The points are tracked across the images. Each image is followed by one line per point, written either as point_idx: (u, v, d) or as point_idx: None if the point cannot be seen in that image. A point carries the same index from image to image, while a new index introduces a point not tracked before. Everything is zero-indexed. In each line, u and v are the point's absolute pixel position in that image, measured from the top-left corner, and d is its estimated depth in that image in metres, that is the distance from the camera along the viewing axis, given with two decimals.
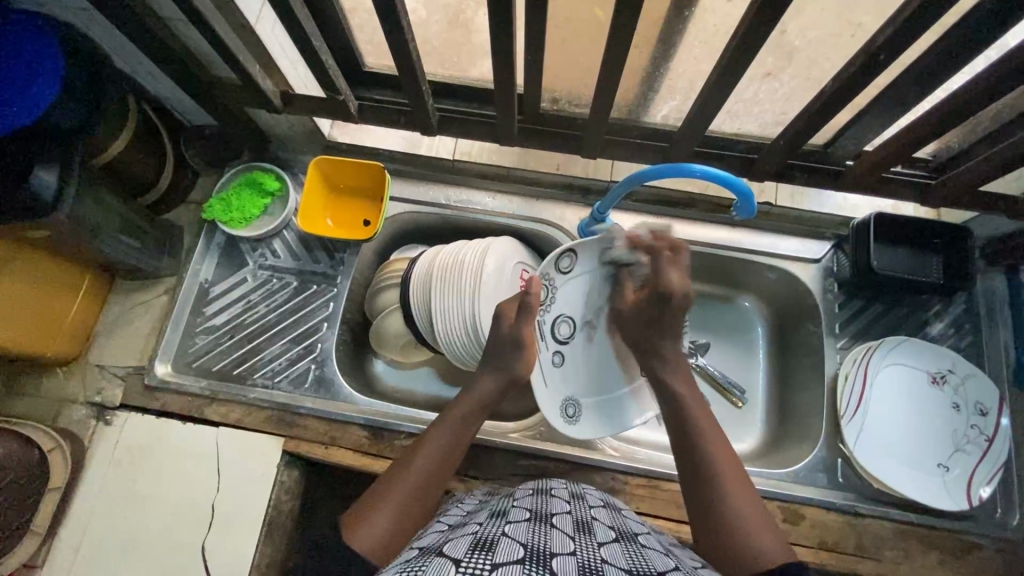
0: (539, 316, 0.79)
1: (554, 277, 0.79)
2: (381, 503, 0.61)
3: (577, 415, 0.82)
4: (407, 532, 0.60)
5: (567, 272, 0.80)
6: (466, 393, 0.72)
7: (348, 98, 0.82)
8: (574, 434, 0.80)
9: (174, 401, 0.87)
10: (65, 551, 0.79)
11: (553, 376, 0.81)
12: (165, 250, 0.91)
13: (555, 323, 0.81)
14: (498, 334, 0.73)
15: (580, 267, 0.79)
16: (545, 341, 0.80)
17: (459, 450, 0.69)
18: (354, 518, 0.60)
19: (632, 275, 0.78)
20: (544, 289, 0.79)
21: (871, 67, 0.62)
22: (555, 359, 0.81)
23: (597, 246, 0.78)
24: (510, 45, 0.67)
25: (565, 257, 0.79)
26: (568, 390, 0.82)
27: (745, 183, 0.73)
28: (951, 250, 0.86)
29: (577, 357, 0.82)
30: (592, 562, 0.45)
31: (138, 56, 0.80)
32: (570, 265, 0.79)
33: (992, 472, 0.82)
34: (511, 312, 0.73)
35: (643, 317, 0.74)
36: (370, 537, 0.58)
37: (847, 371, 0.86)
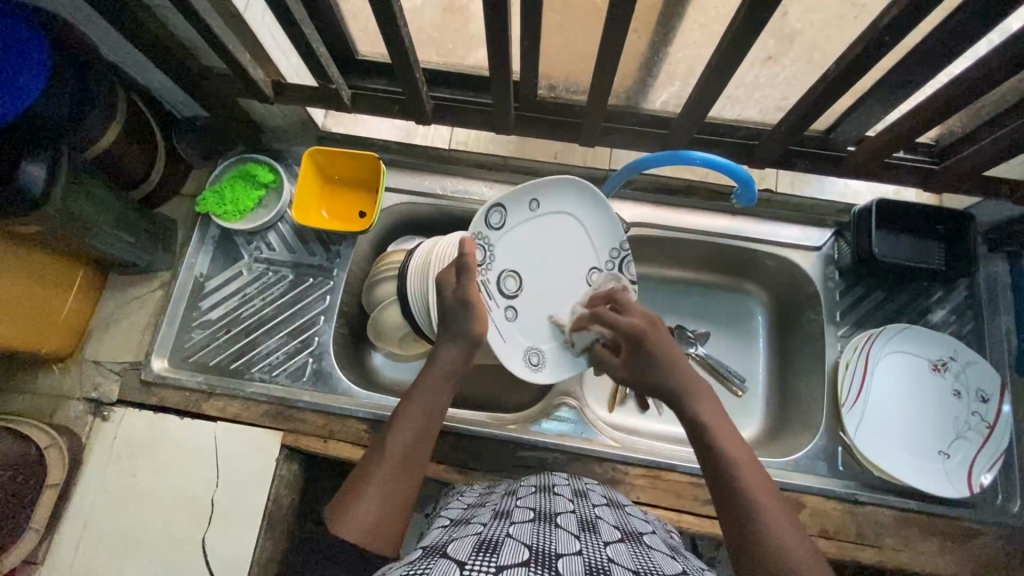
0: (481, 276, 0.73)
1: (488, 235, 0.73)
2: (364, 487, 0.59)
3: (543, 363, 0.77)
4: (396, 510, 0.59)
5: (500, 228, 0.74)
6: (430, 363, 0.67)
7: (340, 86, 0.80)
8: (540, 381, 0.76)
9: (171, 396, 0.86)
10: (66, 548, 0.79)
11: (511, 330, 0.75)
12: (160, 243, 0.90)
13: (500, 280, 0.75)
14: (442, 302, 0.67)
15: (512, 220, 0.75)
16: (493, 298, 0.74)
17: (438, 419, 0.65)
18: (338, 505, 0.58)
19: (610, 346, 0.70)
20: (479, 249, 0.73)
21: (875, 49, 0.61)
22: (508, 314, 0.75)
23: (527, 194, 0.74)
24: (506, 31, 0.65)
25: (494, 212, 0.73)
26: (529, 338, 0.77)
27: (746, 169, 0.72)
28: (953, 235, 0.85)
29: (533, 306, 0.76)
30: (598, 563, 0.45)
31: (127, 45, 0.78)
32: (503, 219, 0.74)
33: (994, 460, 0.81)
34: (451, 278, 0.68)
35: (636, 370, 0.64)
36: (356, 523, 0.56)
37: (848, 359, 0.85)
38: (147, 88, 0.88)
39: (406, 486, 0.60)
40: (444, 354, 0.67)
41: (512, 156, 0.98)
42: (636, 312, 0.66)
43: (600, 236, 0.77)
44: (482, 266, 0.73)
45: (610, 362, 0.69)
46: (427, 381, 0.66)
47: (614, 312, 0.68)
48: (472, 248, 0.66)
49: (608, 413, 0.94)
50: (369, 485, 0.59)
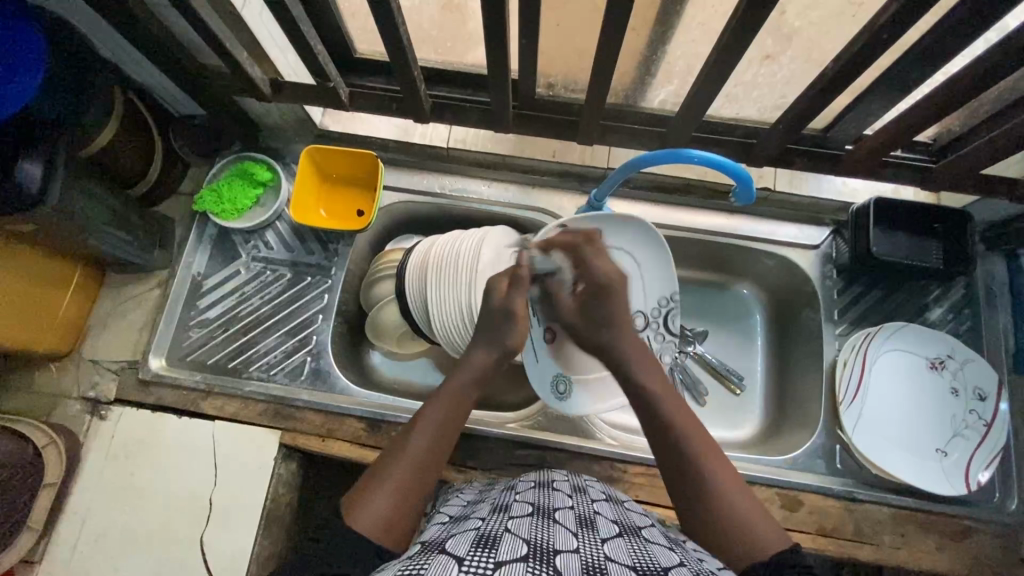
0: (525, 295, 0.73)
1: (534, 274, 0.71)
2: (381, 485, 0.59)
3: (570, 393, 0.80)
4: (411, 511, 0.59)
5: (547, 264, 0.72)
6: (455, 370, 0.68)
7: (338, 84, 0.80)
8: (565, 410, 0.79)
9: (168, 395, 0.86)
10: (64, 547, 0.79)
11: (545, 356, 0.78)
12: (157, 242, 0.89)
13: (534, 306, 0.75)
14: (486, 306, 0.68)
15: (562, 263, 0.71)
16: (532, 327, 0.76)
17: (457, 426, 0.66)
18: (354, 500, 0.58)
19: (560, 284, 0.71)
20: (515, 271, 0.72)
21: (873, 47, 0.61)
22: (545, 338, 0.78)
23: (584, 230, 0.77)
24: (503, 29, 0.65)
25: (540, 254, 0.70)
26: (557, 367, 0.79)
27: (744, 167, 0.72)
28: (950, 233, 0.85)
29: (566, 347, 0.79)
30: (596, 558, 0.45)
31: (124, 42, 0.78)
32: (543, 241, 0.72)
33: (991, 457, 0.81)
34: (501, 284, 0.68)
35: (591, 319, 0.69)
36: (371, 516, 0.56)
37: (846, 358, 0.86)
38: (144, 87, 0.88)
39: (422, 488, 0.61)
40: (478, 360, 0.68)
41: (510, 154, 0.98)
42: (607, 262, 0.70)
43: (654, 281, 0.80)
44: (523, 279, 0.70)
45: (562, 300, 0.71)
46: (450, 388, 0.67)
47: (592, 253, 0.70)
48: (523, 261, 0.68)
49: (608, 410, 0.95)
50: (385, 483, 0.59)
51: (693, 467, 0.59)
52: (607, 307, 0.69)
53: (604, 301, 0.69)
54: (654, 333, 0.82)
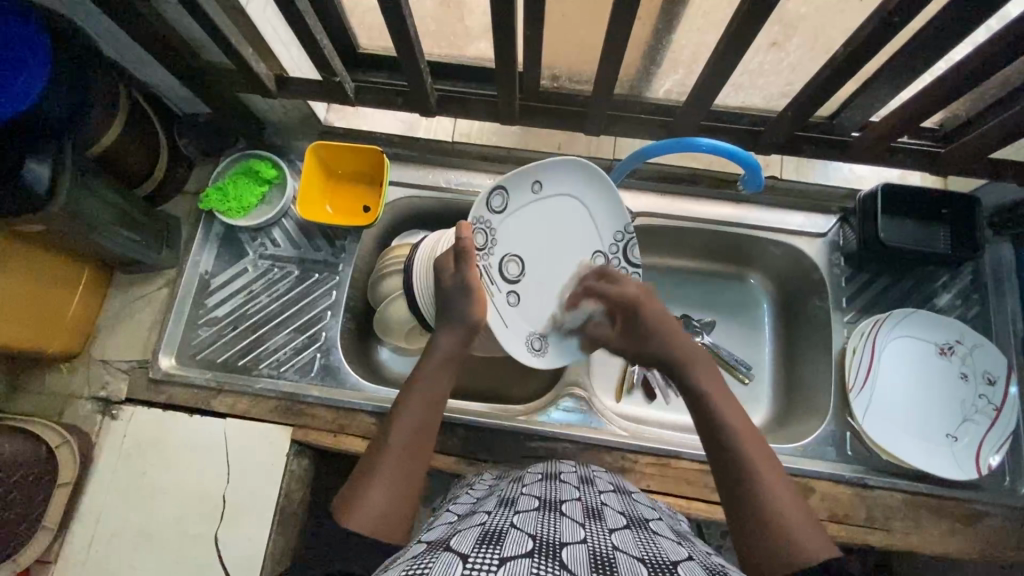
0: (481, 261, 0.70)
1: (489, 219, 0.70)
2: (369, 480, 0.59)
3: (545, 347, 0.77)
4: (404, 503, 0.59)
5: (502, 212, 0.71)
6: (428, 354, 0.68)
7: (343, 79, 0.79)
8: (543, 366, 0.76)
9: (179, 394, 0.86)
10: (79, 547, 0.79)
11: (512, 315, 0.74)
12: (164, 241, 0.89)
13: (501, 263, 0.72)
14: (442, 284, 0.68)
15: (513, 203, 0.71)
16: (495, 284, 0.72)
17: (439, 408, 0.66)
18: (344, 502, 0.58)
19: (598, 324, 0.76)
20: (479, 235, 0.69)
21: (883, 31, 0.60)
22: (510, 300, 0.73)
23: (529, 176, 0.71)
24: (510, 20, 0.65)
25: (496, 196, 0.70)
26: (530, 322, 0.75)
27: (753, 156, 0.72)
28: (958, 219, 0.85)
29: (533, 288, 0.75)
30: (602, 552, 0.45)
31: (130, 43, 0.78)
32: (504, 203, 0.71)
33: (1002, 441, 0.82)
34: (450, 261, 0.69)
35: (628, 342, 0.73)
36: (367, 513, 0.56)
37: (855, 345, 0.86)
38: (151, 86, 0.88)
39: (410, 478, 0.60)
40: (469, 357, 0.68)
41: (515, 147, 0.97)
42: (625, 284, 0.74)
43: (602, 216, 0.77)
44: (482, 251, 0.70)
45: (603, 335, 0.76)
46: (428, 372, 0.67)
47: (608, 282, 0.75)
48: (469, 232, 0.66)
49: (615, 402, 0.95)
50: (374, 479, 0.59)
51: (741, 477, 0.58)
52: (635, 327, 0.72)
53: (633, 317, 0.72)
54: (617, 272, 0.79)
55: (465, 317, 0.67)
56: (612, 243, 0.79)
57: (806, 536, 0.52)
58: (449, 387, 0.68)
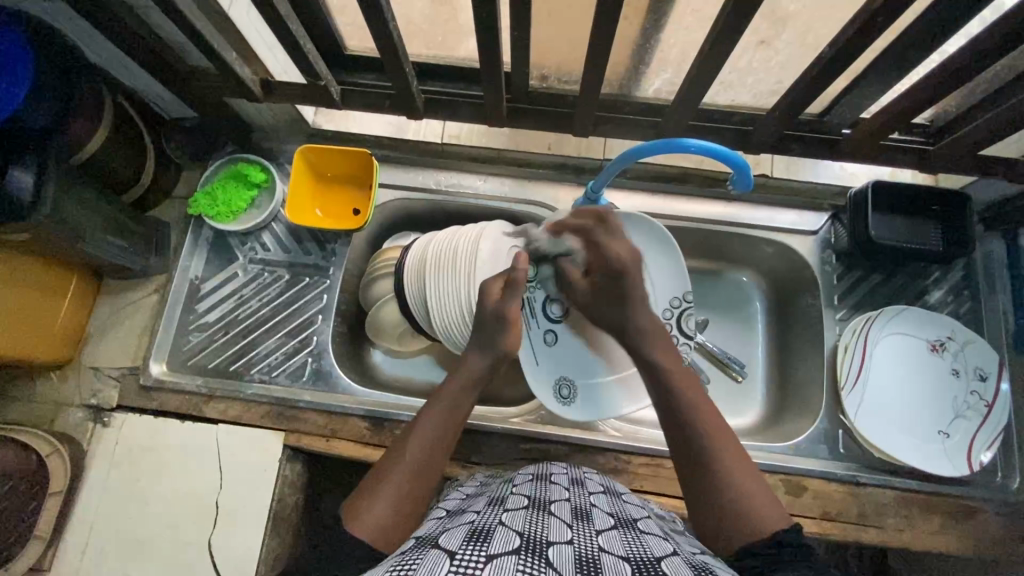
0: None
1: (529, 259, 0.80)
2: (378, 488, 0.59)
3: (575, 397, 0.82)
4: (409, 515, 0.58)
5: (545, 256, 0.79)
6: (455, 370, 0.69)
7: (330, 82, 0.79)
8: (563, 415, 0.81)
9: (170, 400, 0.86)
10: (72, 555, 0.79)
11: (546, 356, 0.83)
12: (152, 247, 0.89)
13: (544, 303, 0.84)
14: (481, 312, 0.70)
15: (555, 251, 0.80)
16: (535, 320, 0.83)
17: (460, 420, 0.66)
18: (353, 509, 0.57)
19: (572, 262, 0.79)
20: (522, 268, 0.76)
21: (871, 27, 0.60)
22: (548, 339, 0.83)
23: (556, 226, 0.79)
24: (495, 22, 0.65)
25: (534, 238, 0.80)
26: (561, 369, 0.83)
27: (740, 155, 0.71)
28: (949, 215, 0.85)
29: (574, 335, 0.84)
30: (589, 551, 0.45)
31: (111, 48, 0.77)
32: (530, 247, 0.79)
33: (993, 437, 0.82)
34: (495, 289, 0.71)
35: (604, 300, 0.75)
36: (371, 520, 0.56)
37: (847, 342, 0.85)
38: (137, 91, 0.87)
39: (420, 490, 0.60)
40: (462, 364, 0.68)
41: (505, 148, 0.97)
42: (621, 242, 0.76)
43: (664, 284, 0.83)
44: None
45: (577, 281, 0.78)
46: (445, 393, 0.67)
47: (606, 233, 0.77)
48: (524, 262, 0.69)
49: None
50: (387, 486, 0.59)
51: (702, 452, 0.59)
52: (617, 290, 0.74)
53: (616, 279, 0.74)
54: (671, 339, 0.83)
55: None
56: (667, 311, 0.83)
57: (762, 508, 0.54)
58: (468, 407, 0.67)
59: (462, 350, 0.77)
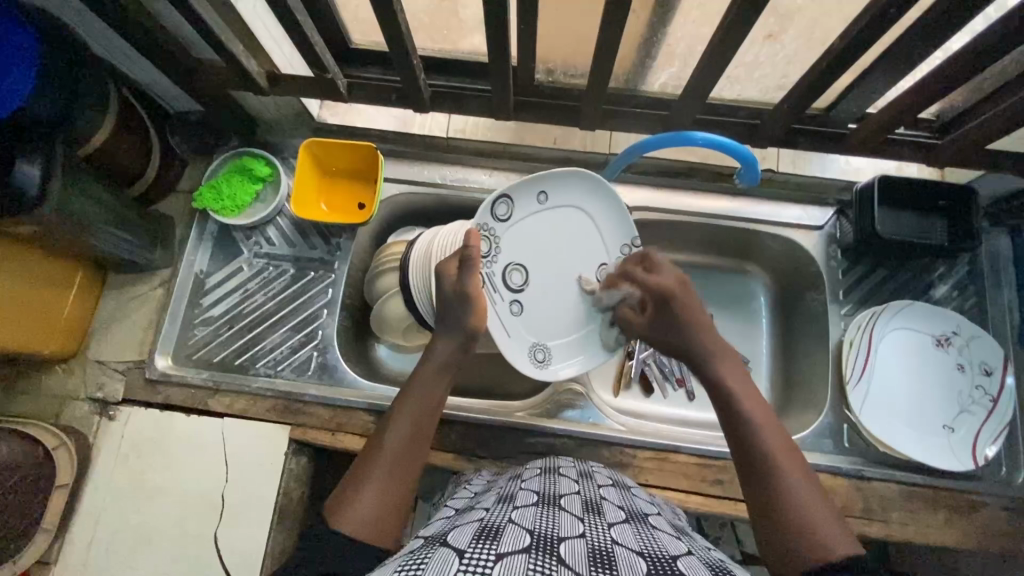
0: (484, 268, 0.72)
1: (493, 226, 0.72)
2: (363, 482, 0.58)
3: (550, 359, 0.76)
4: (396, 504, 0.58)
5: (507, 219, 0.73)
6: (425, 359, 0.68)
7: (336, 76, 0.79)
8: (547, 379, 0.75)
9: (176, 394, 0.86)
10: (78, 548, 0.79)
11: (515, 326, 0.74)
12: (157, 241, 0.89)
13: (505, 272, 0.74)
14: (441, 291, 0.68)
15: (518, 211, 0.73)
16: (498, 292, 0.73)
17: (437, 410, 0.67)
18: (337, 506, 0.56)
19: (631, 305, 0.73)
20: (485, 240, 0.72)
21: (880, 21, 0.60)
22: (512, 308, 0.74)
23: (534, 186, 0.73)
24: (503, 15, 0.64)
25: (500, 204, 0.72)
26: (535, 334, 0.76)
27: (748, 148, 0.72)
28: (954, 210, 0.85)
29: (538, 299, 0.76)
30: (601, 546, 0.45)
31: (119, 41, 0.77)
32: (509, 211, 0.73)
33: (998, 431, 0.82)
34: (452, 267, 0.69)
35: (657, 335, 0.69)
36: (359, 514, 0.55)
37: (853, 337, 0.86)
38: (141, 85, 0.87)
39: (405, 480, 0.61)
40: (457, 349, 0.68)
41: (510, 142, 0.96)
42: (664, 273, 0.67)
43: (611, 231, 0.76)
44: (486, 257, 0.72)
45: (633, 319, 0.72)
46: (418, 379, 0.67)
47: (645, 269, 0.69)
48: (478, 239, 0.67)
49: (613, 397, 0.95)
50: (369, 481, 0.59)
51: (767, 469, 0.56)
52: (667, 322, 0.67)
53: (665, 305, 0.66)
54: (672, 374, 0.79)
55: (464, 321, 0.67)
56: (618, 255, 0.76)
57: (829, 533, 0.52)
58: (443, 396, 0.68)
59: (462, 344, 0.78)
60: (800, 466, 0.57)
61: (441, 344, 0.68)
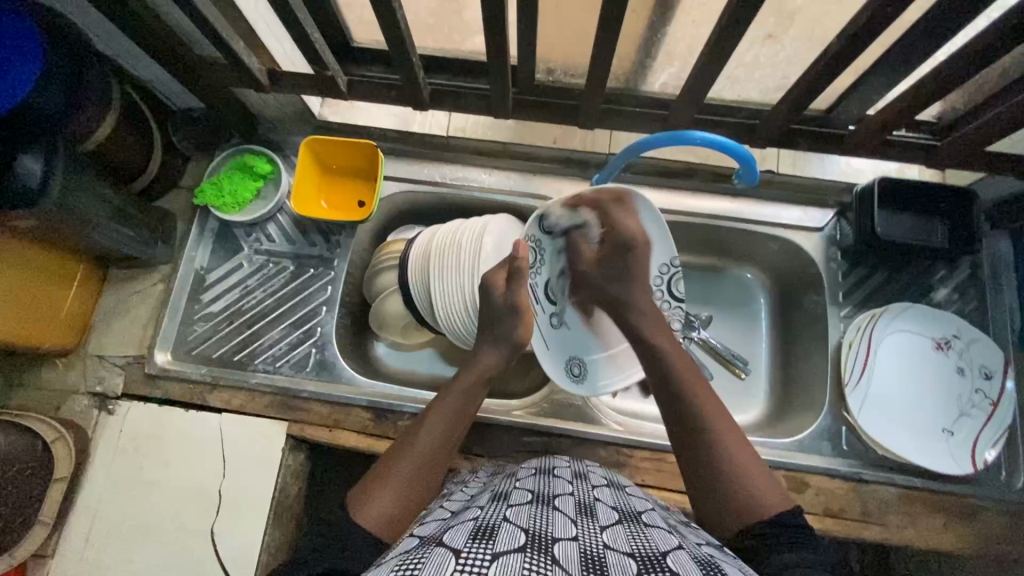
0: (531, 277, 0.74)
1: (540, 237, 0.73)
2: (387, 477, 0.60)
3: (585, 375, 0.78)
4: (416, 504, 0.60)
5: (552, 231, 0.74)
6: (471, 367, 0.70)
7: (336, 73, 0.79)
8: (582, 393, 0.78)
9: (175, 389, 0.86)
10: (75, 541, 0.80)
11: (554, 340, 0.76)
12: (159, 237, 0.89)
13: (547, 284, 0.75)
14: (490, 304, 0.69)
15: (566, 225, 0.73)
16: (539, 303, 0.75)
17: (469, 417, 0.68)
18: (358, 498, 0.58)
19: (586, 236, 0.74)
20: (531, 251, 0.73)
21: (879, 22, 0.60)
22: (553, 322, 0.76)
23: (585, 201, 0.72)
24: (502, 13, 0.65)
25: (548, 215, 0.72)
26: (572, 349, 0.78)
27: (747, 149, 0.71)
28: (955, 213, 0.85)
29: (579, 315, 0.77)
30: (594, 549, 0.45)
31: (123, 38, 0.77)
32: (556, 223, 0.73)
33: (998, 435, 0.81)
34: (499, 279, 0.70)
35: (604, 274, 0.75)
36: (378, 509, 0.57)
37: (851, 339, 0.86)
38: (144, 82, 0.88)
39: (427, 480, 0.62)
40: (489, 361, 0.70)
41: (510, 142, 0.96)
42: (632, 219, 0.72)
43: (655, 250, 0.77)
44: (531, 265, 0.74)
45: (583, 251, 0.75)
46: (459, 388, 0.69)
47: (619, 208, 0.71)
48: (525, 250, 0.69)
49: (611, 397, 0.95)
50: (393, 478, 0.60)
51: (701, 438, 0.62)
52: (622, 263, 0.75)
53: (625, 257, 0.74)
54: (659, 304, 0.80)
55: None
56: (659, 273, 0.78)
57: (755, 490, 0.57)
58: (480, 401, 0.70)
59: (467, 342, 0.78)
60: (735, 440, 0.61)
61: (485, 355, 0.70)
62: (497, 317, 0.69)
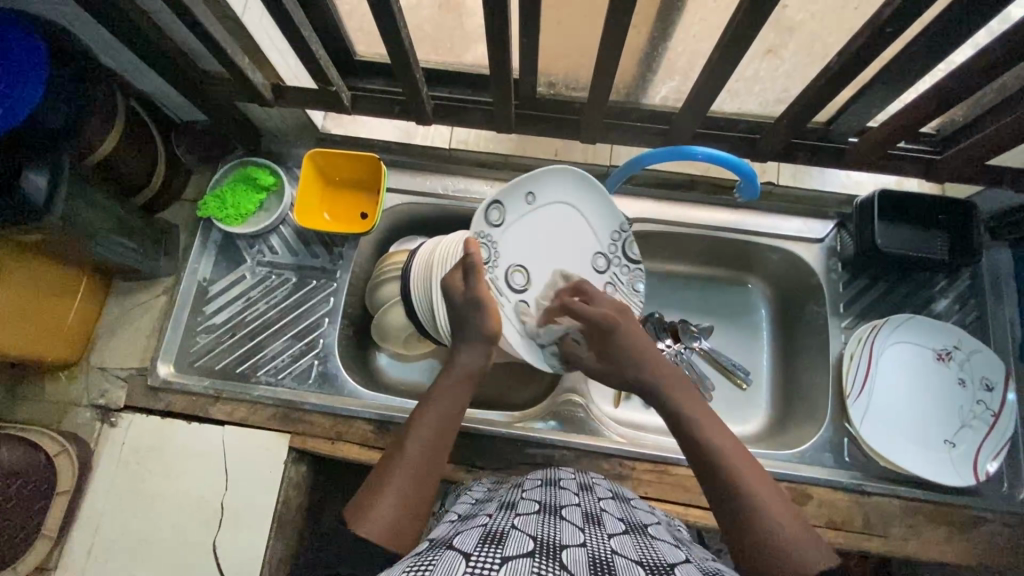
0: (488, 273, 0.71)
1: (490, 232, 0.72)
2: (383, 490, 0.58)
3: None
4: (417, 511, 0.59)
5: (500, 224, 0.73)
6: (450, 367, 0.68)
7: (340, 88, 0.80)
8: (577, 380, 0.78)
9: (177, 401, 0.86)
10: (77, 555, 0.80)
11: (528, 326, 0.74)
12: (161, 249, 0.89)
13: (508, 274, 0.73)
14: (453, 306, 0.68)
15: (510, 215, 0.73)
16: (504, 295, 0.73)
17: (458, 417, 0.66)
18: (357, 511, 0.57)
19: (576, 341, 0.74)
20: (485, 248, 0.71)
21: (879, 39, 0.60)
22: (521, 309, 0.74)
23: (523, 188, 0.73)
24: (504, 29, 0.65)
25: (492, 209, 0.71)
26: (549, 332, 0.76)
27: (749, 165, 0.72)
28: (955, 224, 0.85)
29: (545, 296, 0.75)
30: (602, 554, 0.45)
31: (127, 52, 0.78)
32: (501, 216, 0.73)
33: (1000, 447, 0.82)
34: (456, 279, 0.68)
35: (609, 364, 0.72)
36: (379, 521, 0.56)
37: (852, 351, 0.86)
38: (148, 95, 0.88)
39: (426, 484, 0.60)
40: (466, 362, 0.68)
41: (513, 154, 0.98)
42: (602, 303, 0.72)
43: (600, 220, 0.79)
44: (487, 262, 0.72)
45: (580, 352, 0.74)
46: (442, 391, 0.66)
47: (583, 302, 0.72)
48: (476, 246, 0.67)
49: (612, 408, 0.95)
50: (390, 487, 0.58)
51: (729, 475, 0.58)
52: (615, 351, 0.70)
53: (613, 333, 0.69)
54: (618, 269, 0.81)
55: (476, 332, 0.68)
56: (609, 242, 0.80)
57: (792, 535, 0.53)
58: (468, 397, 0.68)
59: None
60: (754, 468, 0.59)
61: (464, 354, 0.68)
62: (464, 314, 0.67)
